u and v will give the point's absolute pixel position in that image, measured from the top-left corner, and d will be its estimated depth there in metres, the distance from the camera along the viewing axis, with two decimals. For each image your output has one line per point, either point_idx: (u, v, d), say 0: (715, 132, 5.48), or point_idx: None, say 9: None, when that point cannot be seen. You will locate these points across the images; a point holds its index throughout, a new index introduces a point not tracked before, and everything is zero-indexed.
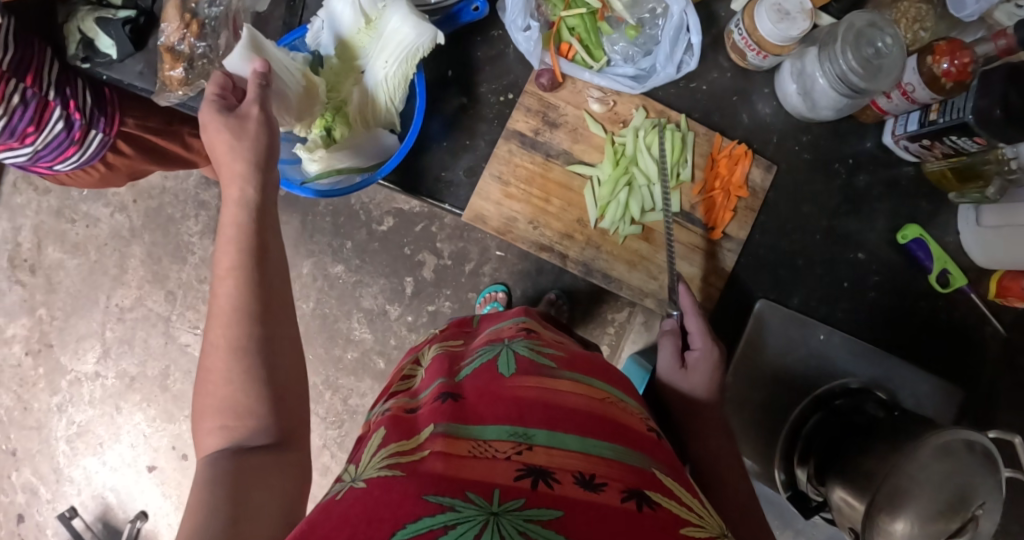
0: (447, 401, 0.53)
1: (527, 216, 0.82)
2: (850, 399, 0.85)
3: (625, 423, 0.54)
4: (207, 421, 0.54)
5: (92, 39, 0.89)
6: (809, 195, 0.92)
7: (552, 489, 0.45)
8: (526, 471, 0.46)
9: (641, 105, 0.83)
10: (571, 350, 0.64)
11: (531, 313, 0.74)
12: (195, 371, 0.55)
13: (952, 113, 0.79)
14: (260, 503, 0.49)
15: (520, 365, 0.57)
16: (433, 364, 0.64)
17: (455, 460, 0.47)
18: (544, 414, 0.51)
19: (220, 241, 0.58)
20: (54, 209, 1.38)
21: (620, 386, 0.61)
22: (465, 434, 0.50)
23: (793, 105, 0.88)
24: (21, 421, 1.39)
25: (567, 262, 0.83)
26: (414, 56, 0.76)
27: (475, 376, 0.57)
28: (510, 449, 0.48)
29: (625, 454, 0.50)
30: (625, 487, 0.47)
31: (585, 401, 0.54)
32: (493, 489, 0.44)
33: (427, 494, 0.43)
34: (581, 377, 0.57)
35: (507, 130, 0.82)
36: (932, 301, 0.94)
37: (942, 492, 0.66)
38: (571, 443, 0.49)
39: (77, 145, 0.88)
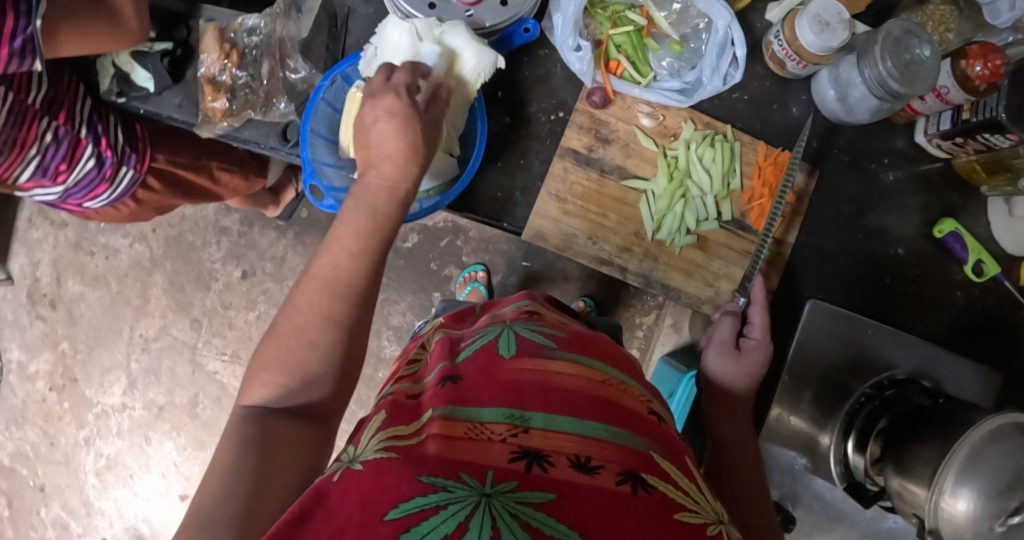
0: (448, 384, 0.60)
1: (585, 232, 0.85)
2: (899, 391, 0.89)
3: (625, 405, 0.60)
4: (259, 374, 0.61)
5: (129, 73, 0.99)
6: (846, 195, 0.95)
7: (546, 471, 0.52)
8: (521, 454, 0.53)
9: (689, 117, 0.85)
10: (573, 331, 0.71)
11: (534, 296, 0.83)
12: (278, 328, 0.62)
13: (984, 112, 0.82)
14: (283, 459, 0.56)
15: (519, 347, 0.64)
16: (439, 344, 0.72)
17: (452, 442, 0.53)
18: (539, 396, 0.58)
19: (342, 224, 0.66)
20: (73, 242, 1.59)
21: (621, 365, 0.67)
22: (460, 416, 0.56)
23: (831, 110, 0.89)
24: (50, 456, 1.61)
25: (627, 274, 0.86)
26: (475, 80, 0.77)
27: (474, 357, 0.64)
28: (505, 431, 0.55)
29: (620, 435, 0.56)
30: (620, 470, 0.53)
31: (579, 380, 0.60)
32: (485, 471, 0.51)
33: (420, 475, 0.50)
34: (578, 358, 0.63)
35: (560, 149, 0.84)
36: (968, 291, 0.97)
37: (1001, 474, 0.69)
38: (564, 426, 0.55)
39: (108, 182, 1.04)
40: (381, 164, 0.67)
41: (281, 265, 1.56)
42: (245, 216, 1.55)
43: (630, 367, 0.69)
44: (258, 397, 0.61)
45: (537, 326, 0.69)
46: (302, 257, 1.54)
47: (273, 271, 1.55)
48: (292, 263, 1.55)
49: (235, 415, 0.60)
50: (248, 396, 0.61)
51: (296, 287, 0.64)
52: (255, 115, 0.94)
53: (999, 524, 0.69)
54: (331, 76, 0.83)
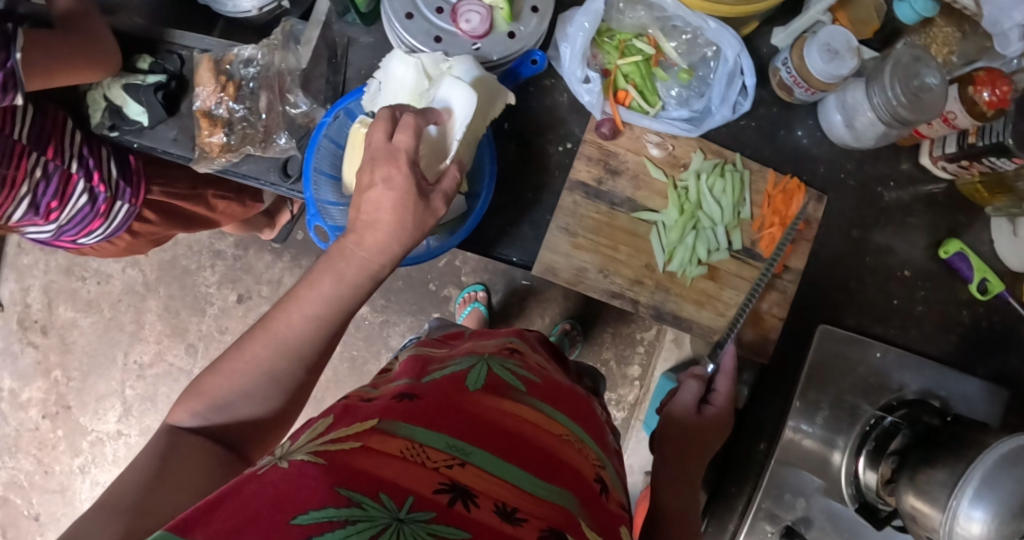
0: (404, 400, 0.63)
1: (597, 265, 0.83)
2: (909, 412, 0.90)
3: (562, 460, 0.64)
4: (186, 402, 0.67)
5: (121, 106, 0.97)
6: (855, 219, 0.94)
7: (469, 510, 0.54)
8: (448, 487, 0.55)
9: (698, 147, 0.84)
10: (549, 378, 0.76)
11: (524, 334, 0.87)
12: (230, 357, 0.68)
13: (992, 136, 0.82)
14: (180, 476, 0.61)
15: (485, 383, 0.69)
16: (410, 360, 0.75)
17: (383, 457, 0.55)
18: (483, 435, 0.61)
19: (316, 284, 0.68)
20: (64, 267, 1.56)
21: (580, 422, 0.73)
22: (402, 434, 0.58)
23: (839, 137, 0.88)
24: (45, 485, 1.58)
25: (639, 307, 0.84)
26: (484, 115, 0.77)
27: (441, 381, 0.68)
28: (442, 460, 0.57)
29: (552, 492, 0.60)
30: (544, 526, 0.56)
31: (534, 430, 0.65)
32: (406, 496, 0.53)
33: (341, 487, 0.51)
34: (542, 410, 0.68)
35: (570, 183, 0.82)
36: (974, 309, 0.97)
37: (1014, 497, 0.73)
38: (498, 469, 0.59)
39: (102, 217, 1.03)
40: (366, 231, 0.68)
41: (278, 288, 1.54)
42: (239, 239, 1.53)
43: (585, 421, 0.74)
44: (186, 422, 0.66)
45: (515, 365, 0.74)
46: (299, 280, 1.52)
47: (270, 294, 1.52)
48: (290, 286, 1.53)
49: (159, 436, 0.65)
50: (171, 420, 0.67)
51: (254, 327, 0.68)
52: (253, 150, 0.92)
53: None
54: (334, 112, 0.82)
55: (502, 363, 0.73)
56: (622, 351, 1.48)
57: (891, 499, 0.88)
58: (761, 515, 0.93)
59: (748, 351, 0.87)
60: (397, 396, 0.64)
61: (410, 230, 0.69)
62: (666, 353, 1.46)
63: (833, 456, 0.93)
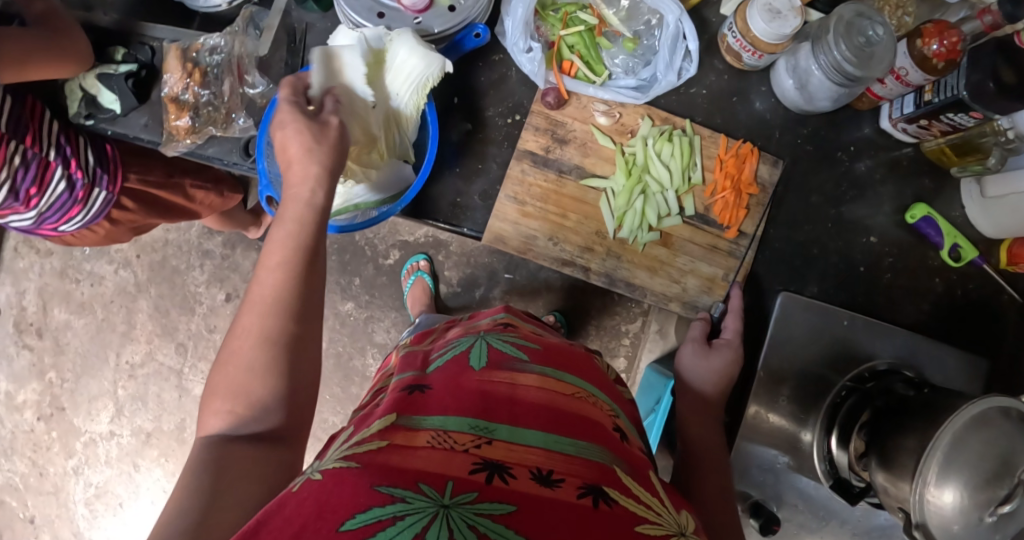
0: (415, 394, 0.66)
1: (546, 233, 0.91)
2: (880, 381, 0.88)
3: (584, 414, 0.65)
4: (217, 403, 0.63)
5: (95, 96, 0.99)
6: (815, 186, 0.95)
7: (506, 483, 0.56)
8: (482, 465, 0.57)
9: (647, 114, 0.91)
10: (546, 342, 0.77)
11: (512, 309, 0.87)
12: (225, 352, 0.65)
13: (946, 91, 0.82)
14: (239, 484, 0.58)
15: (489, 359, 0.70)
16: (409, 357, 0.77)
17: (412, 453, 0.57)
18: (502, 409, 0.63)
19: (273, 238, 0.69)
20: (58, 270, 1.60)
21: (591, 379, 0.73)
22: (422, 427, 0.61)
23: (792, 101, 0.91)
24: (39, 487, 1.60)
25: (590, 273, 0.93)
26: (426, 84, 0.79)
27: (446, 367, 0.70)
28: (469, 442, 0.59)
29: (584, 448, 0.61)
30: (581, 484, 0.57)
31: (549, 394, 0.66)
32: (446, 482, 0.55)
33: (380, 484, 0.54)
34: (549, 372, 0.69)
35: (519, 151, 0.89)
36: (946, 277, 0.95)
37: (986, 460, 0.72)
38: (528, 439, 0.60)
39: (80, 204, 1.04)
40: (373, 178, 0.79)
41: None
42: (227, 238, 1.56)
43: (602, 380, 0.75)
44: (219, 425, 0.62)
45: (511, 337, 0.75)
46: None
47: None
48: None
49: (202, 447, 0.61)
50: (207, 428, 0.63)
51: (239, 310, 0.66)
52: (216, 131, 0.94)
53: (989, 513, 0.71)
54: None
55: (497, 336, 0.75)
56: (607, 344, 1.46)
57: (866, 474, 0.85)
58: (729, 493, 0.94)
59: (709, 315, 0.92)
60: (408, 390, 0.67)
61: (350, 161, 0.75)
62: (651, 344, 1.45)
63: (802, 433, 0.92)
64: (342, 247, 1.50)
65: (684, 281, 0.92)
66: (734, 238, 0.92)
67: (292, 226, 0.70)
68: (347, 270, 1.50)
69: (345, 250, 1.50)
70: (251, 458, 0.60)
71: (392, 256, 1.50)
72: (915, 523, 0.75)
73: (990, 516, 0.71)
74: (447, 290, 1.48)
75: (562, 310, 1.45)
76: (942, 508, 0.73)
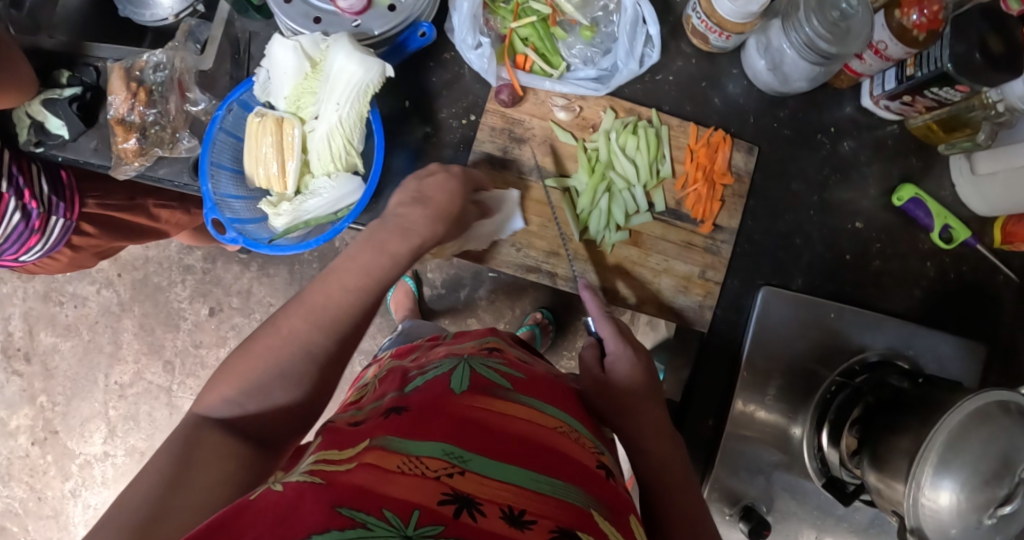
0: (392, 414, 0.63)
1: (509, 239, 0.88)
2: (872, 375, 0.84)
3: (565, 451, 0.63)
4: (218, 386, 0.67)
5: (42, 122, 0.94)
6: (796, 171, 0.90)
7: (474, 521, 0.52)
8: (452, 497, 0.54)
9: (609, 106, 0.88)
10: (530, 371, 0.73)
11: (498, 332, 0.83)
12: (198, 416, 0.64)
13: (930, 64, 0.76)
14: (204, 467, 0.60)
15: (472, 383, 0.67)
16: (390, 373, 0.74)
17: (381, 474, 0.54)
18: (480, 438, 0.60)
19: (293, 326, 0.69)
20: (41, 294, 1.57)
21: (575, 413, 0.70)
22: (397, 449, 0.57)
23: (765, 82, 0.86)
24: (39, 511, 1.57)
25: (557, 280, 0.89)
26: (366, 92, 0.76)
27: (427, 387, 0.67)
28: (441, 469, 0.56)
29: (561, 488, 0.58)
30: (554, 527, 0.54)
31: (532, 427, 0.63)
32: (411, 511, 0.51)
33: (341, 506, 0.50)
34: (534, 405, 0.67)
35: (475, 154, 0.87)
36: (938, 260, 0.90)
37: (986, 461, 0.67)
38: (503, 475, 0.57)
39: (39, 234, 1.01)
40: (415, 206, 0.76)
41: (247, 298, 1.53)
42: (207, 252, 1.53)
43: (584, 415, 0.72)
44: (214, 411, 0.66)
45: (496, 362, 0.72)
46: (268, 288, 1.51)
47: (240, 305, 1.52)
48: (259, 296, 1.52)
49: (186, 423, 0.65)
50: (203, 405, 0.67)
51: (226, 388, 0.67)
52: (163, 152, 0.90)
53: (988, 516, 0.67)
54: (227, 105, 0.80)
55: (483, 361, 0.71)
56: None
57: (859, 472, 0.81)
58: (719, 495, 0.89)
59: (689, 318, 0.89)
60: (386, 412, 0.63)
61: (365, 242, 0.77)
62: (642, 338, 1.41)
63: (793, 428, 0.89)
64: (323, 254, 1.48)
65: (657, 280, 0.89)
66: (708, 232, 0.88)
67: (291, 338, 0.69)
68: None
69: (326, 257, 1.48)
70: (220, 446, 0.63)
71: None
72: (910, 527, 0.71)
73: (989, 518, 0.67)
74: (431, 293, 1.44)
75: (549, 306, 1.42)
76: (938, 511, 0.68)
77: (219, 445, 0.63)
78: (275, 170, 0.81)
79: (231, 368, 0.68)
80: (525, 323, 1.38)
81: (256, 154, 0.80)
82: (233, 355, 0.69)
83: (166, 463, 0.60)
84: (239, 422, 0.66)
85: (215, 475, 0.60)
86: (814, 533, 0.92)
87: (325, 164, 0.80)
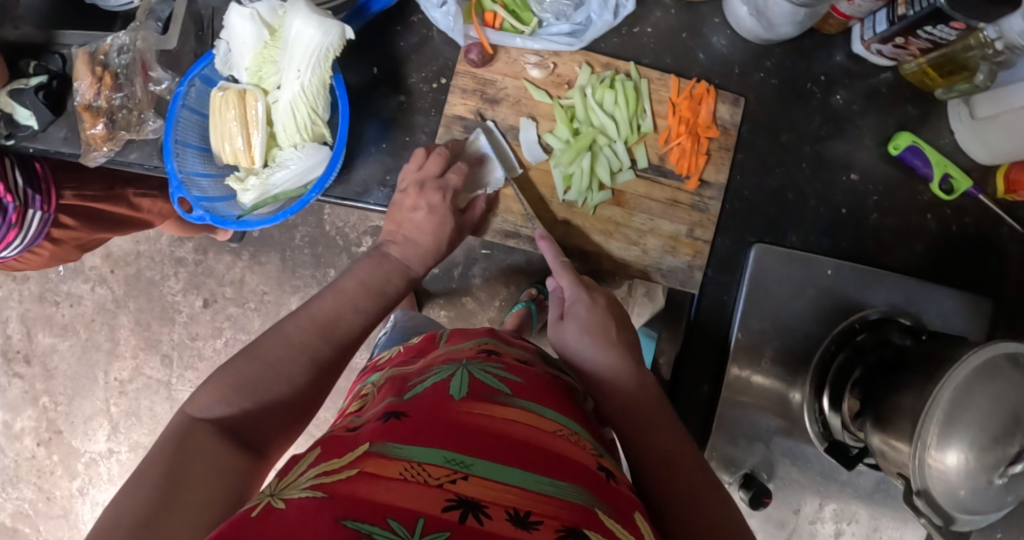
0: (391, 419, 0.61)
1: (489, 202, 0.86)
2: (872, 333, 0.81)
3: (568, 454, 0.61)
4: (216, 387, 0.64)
5: (10, 114, 0.91)
6: (786, 123, 0.86)
7: (480, 524, 0.51)
8: (457, 502, 0.52)
9: (585, 61, 0.86)
10: (526, 371, 0.71)
11: (497, 330, 0.82)
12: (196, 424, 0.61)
13: (921, 1, 0.72)
14: (204, 470, 0.58)
15: (471, 388, 0.65)
16: (388, 382, 0.72)
17: (384, 483, 0.53)
18: (481, 443, 0.58)
19: (293, 329, 0.70)
20: (37, 295, 1.56)
21: (574, 415, 0.68)
22: (397, 455, 0.56)
23: (750, 30, 0.83)
24: (49, 511, 1.57)
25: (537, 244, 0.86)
26: (327, 56, 0.74)
27: (426, 393, 0.65)
28: (443, 476, 0.55)
29: (566, 489, 0.56)
30: (561, 526, 0.53)
31: (531, 431, 0.62)
32: (416, 518, 0.50)
33: (345, 518, 0.49)
34: (533, 408, 0.65)
35: (448, 117, 0.85)
36: (940, 212, 0.86)
37: (994, 418, 0.64)
38: (506, 477, 0.56)
39: (16, 228, 0.98)
40: (406, 244, 0.82)
41: (241, 288, 1.52)
42: (198, 244, 1.51)
43: (586, 417, 0.70)
44: (211, 411, 0.63)
45: (495, 367, 0.70)
46: (260, 277, 1.50)
47: (234, 295, 1.50)
48: (253, 285, 1.50)
49: (180, 423, 0.61)
50: (195, 406, 0.63)
51: (228, 391, 0.64)
52: (132, 136, 0.88)
53: (998, 476, 0.64)
54: (189, 81, 0.78)
55: (481, 365, 0.69)
56: None
57: (862, 435, 0.78)
58: (719, 463, 0.87)
59: (679, 279, 0.86)
60: (384, 416, 0.62)
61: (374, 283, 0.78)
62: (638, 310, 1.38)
63: (792, 393, 0.86)
64: (313, 239, 1.47)
65: (643, 240, 0.86)
66: (695, 189, 0.86)
67: (294, 345, 0.69)
68: (322, 262, 1.47)
69: (317, 241, 1.47)
70: (223, 449, 0.60)
71: (365, 243, 1.45)
72: (916, 490, 0.68)
73: (999, 478, 0.65)
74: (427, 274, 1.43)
75: (543, 281, 1.39)
76: (945, 471, 0.66)
77: (220, 450, 0.60)
78: (240, 144, 0.78)
79: (232, 369, 0.65)
80: (521, 299, 1.36)
81: (220, 130, 0.78)
82: (235, 358, 0.67)
83: (165, 467, 0.57)
84: (238, 423, 0.63)
85: (213, 481, 0.57)
86: (818, 500, 0.89)
87: (291, 135, 0.78)
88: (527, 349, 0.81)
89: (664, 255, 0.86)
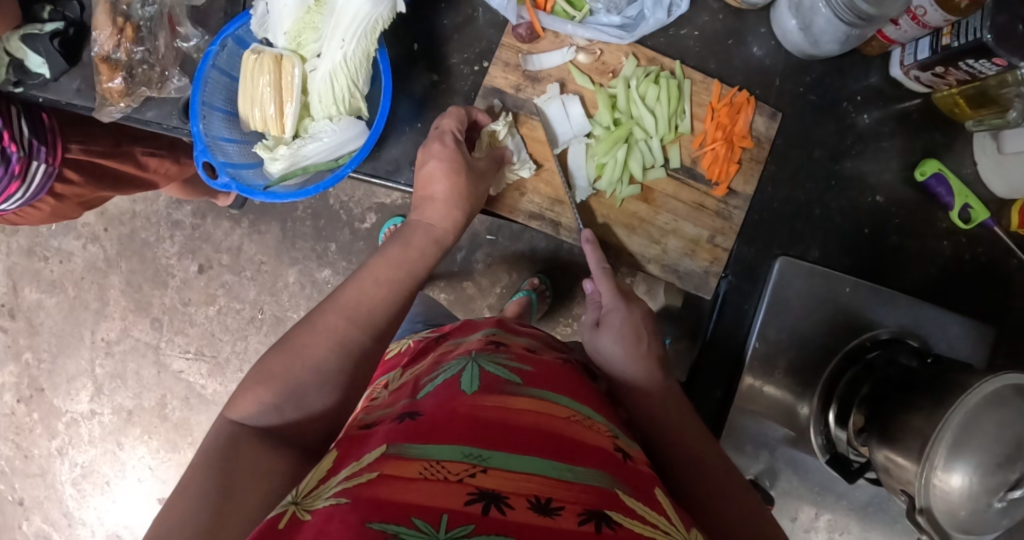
0: (404, 420, 0.60)
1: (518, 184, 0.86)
2: (883, 352, 0.81)
3: (584, 438, 0.60)
4: (252, 390, 0.63)
5: (21, 60, 0.88)
6: (819, 139, 0.87)
7: (504, 514, 0.50)
8: (478, 495, 0.51)
9: (631, 53, 0.85)
10: (536, 362, 0.71)
11: (504, 322, 0.82)
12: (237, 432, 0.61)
13: (968, 34, 0.71)
14: (247, 479, 0.57)
15: (482, 382, 0.64)
16: (401, 382, 0.70)
17: (404, 483, 0.52)
18: (498, 436, 0.57)
19: (321, 325, 0.67)
20: (25, 249, 1.51)
21: (584, 399, 0.67)
22: (414, 455, 0.55)
23: (795, 42, 0.83)
24: (26, 469, 1.54)
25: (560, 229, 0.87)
26: (376, 27, 0.75)
27: (438, 391, 0.64)
28: (462, 471, 0.54)
29: (583, 473, 0.56)
30: (582, 510, 0.52)
31: (543, 418, 0.61)
32: (440, 515, 0.49)
33: (370, 521, 0.48)
34: (544, 395, 0.64)
35: (486, 89, 0.85)
36: (955, 239, 0.88)
37: (1001, 444, 0.64)
38: (524, 465, 0.55)
39: (19, 180, 0.94)
40: (426, 203, 0.79)
41: (237, 255, 1.49)
42: (196, 208, 1.47)
43: (595, 395, 0.69)
44: (252, 418, 0.62)
45: (502, 358, 0.69)
46: (258, 246, 1.47)
47: (231, 263, 1.47)
48: (250, 253, 1.48)
49: (222, 429, 0.61)
50: (235, 410, 0.62)
51: (264, 393, 0.63)
52: (150, 92, 0.86)
53: (997, 499, 0.64)
54: (221, 40, 0.78)
55: (489, 357, 0.69)
56: None
57: (866, 449, 0.78)
58: None
59: (694, 284, 0.87)
60: (397, 418, 0.61)
61: (409, 266, 0.74)
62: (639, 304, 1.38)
63: (800, 405, 0.87)
64: (316, 212, 1.44)
65: (664, 240, 0.87)
66: (722, 196, 0.86)
67: (329, 337, 0.66)
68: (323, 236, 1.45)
69: (320, 215, 1.44)
70: (265, 454, 0.60)
71: (369, 219, 1.43)
72: (918, 507, 0.67)
73: (998, 502, 0.65)
74: None
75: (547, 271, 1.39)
76: (949, 492, 0.65)
77: (262, 457, 0.60)
78: (272, 112, 0.78)
79: (268, 370, 0.64)
80: (521, 288, 1.34)
81: (252, 95, 0.78)
82: (268, 353, 0.66)
83: (210, 474, 0.56)
84: (280, 429, 0.63)
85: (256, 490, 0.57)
86: (814, 509, 0.93)
87: (327, 107, 0.79)
88: (536, 340, 0.80)
89: (677, 261, 0.87)
